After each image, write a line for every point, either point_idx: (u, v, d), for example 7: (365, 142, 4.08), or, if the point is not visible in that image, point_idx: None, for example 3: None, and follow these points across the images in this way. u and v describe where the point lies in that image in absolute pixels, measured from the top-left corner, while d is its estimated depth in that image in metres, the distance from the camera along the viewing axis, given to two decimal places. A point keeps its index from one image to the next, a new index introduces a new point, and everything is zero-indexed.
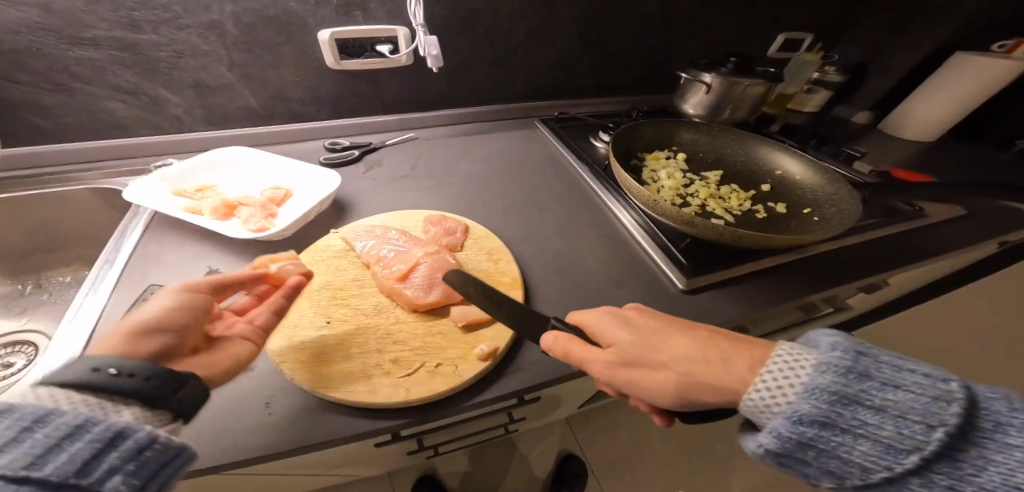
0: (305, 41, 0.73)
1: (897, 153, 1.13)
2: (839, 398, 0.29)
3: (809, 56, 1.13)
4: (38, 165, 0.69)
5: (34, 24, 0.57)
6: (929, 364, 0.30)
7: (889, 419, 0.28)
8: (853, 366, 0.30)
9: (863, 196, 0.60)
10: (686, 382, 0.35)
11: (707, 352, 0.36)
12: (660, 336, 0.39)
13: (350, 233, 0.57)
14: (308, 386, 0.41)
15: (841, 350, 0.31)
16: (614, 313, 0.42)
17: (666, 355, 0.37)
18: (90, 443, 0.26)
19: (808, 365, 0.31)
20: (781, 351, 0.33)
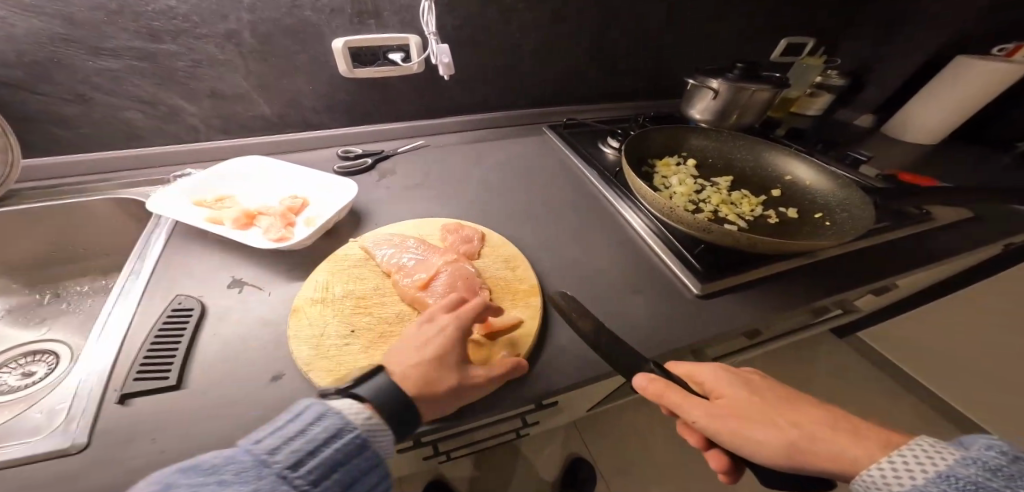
0: (319, 50, 0.73)
1: (900, 155, 1.15)
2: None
3: (812, 60, 1.15)
4: (58, 175, 0.69)
5: (55, 35, 0.57)
6: None
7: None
8: (1005, 466, 0.29)
9: (874, 201, 0.61)
10: (804, 444, 0.34)
11: (834, 423, 0.35)
12: (776, 398, 0.38)
13: (368, 241, 0.58)
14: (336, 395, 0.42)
15: (993, 451, 0.30)
16: (722, 368, 0.42)
17: (786, 417, 0.36)
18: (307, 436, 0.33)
19: (950, 458, 0.30)
20: (921, 440, 0.32)
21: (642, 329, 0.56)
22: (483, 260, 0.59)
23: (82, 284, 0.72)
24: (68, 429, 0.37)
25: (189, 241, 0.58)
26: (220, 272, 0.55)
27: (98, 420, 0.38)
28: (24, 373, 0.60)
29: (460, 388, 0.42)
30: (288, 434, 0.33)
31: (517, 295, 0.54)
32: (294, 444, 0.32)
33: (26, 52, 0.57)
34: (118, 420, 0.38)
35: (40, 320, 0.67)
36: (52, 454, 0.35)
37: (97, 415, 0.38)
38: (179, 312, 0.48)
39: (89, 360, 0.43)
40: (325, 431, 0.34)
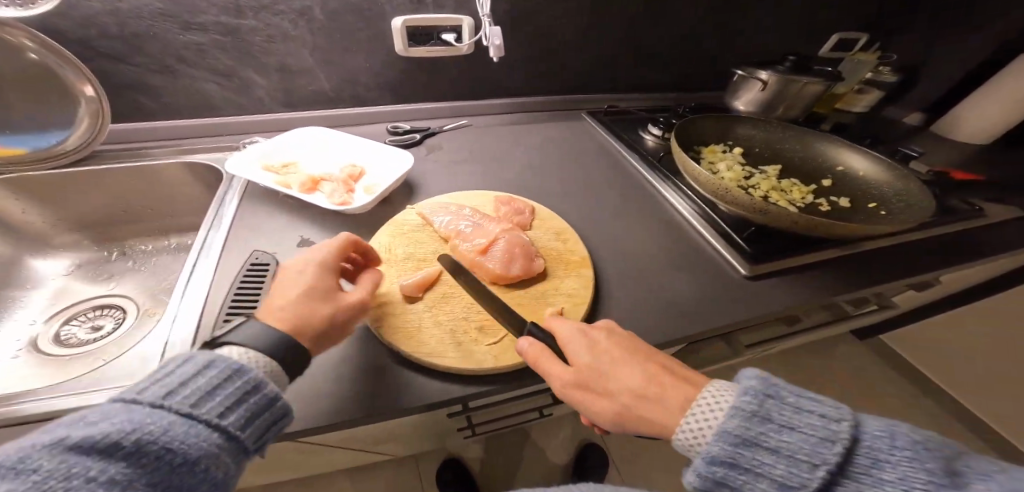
0: (379, 27, 0.77)
1: (950, 155, 1.11)
2: (751, 420, 0.31)
3: (864, 56, 1.11)
4: (138, 139, 0.76)
5: (155, 11, 0.64)
6: (826, 403, 0.31)
7: (793, 438, 0.30)
8: (760, 410, 0.31)
9: (935, 193, 0.61)
10: (632, 409, 0.37)
11: (653, 385, 0.38)
12: (626, 357, 0.40)
13: (426, 208, 0.61)
14: (405, 350, 0.44)
15: (750, 394, 0.32)
16: (585, 332, 0.43)
17: (631, 382, 0.38)
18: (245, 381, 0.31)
19: (732, 395, 0.33)
20: (706, 393, 0.34)
21: (686, 304, 0.57)
22: (535, 231, 0.60)
23: (148, 245, 0.78)
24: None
25: (259, 202, 0.63)
26: (289, 231, 0.59)
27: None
28: (93, 325, 0.65)
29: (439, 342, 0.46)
30: (244, 367, 0.31)
31: (569, 266, 0.56)
32: (243, 377, 0.31)
33: (128, 24, 0.64)
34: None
35: (109, 277, 0.73)
36: None
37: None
38: (256, 266, 0.52)
39: (183, 307, 0.47)
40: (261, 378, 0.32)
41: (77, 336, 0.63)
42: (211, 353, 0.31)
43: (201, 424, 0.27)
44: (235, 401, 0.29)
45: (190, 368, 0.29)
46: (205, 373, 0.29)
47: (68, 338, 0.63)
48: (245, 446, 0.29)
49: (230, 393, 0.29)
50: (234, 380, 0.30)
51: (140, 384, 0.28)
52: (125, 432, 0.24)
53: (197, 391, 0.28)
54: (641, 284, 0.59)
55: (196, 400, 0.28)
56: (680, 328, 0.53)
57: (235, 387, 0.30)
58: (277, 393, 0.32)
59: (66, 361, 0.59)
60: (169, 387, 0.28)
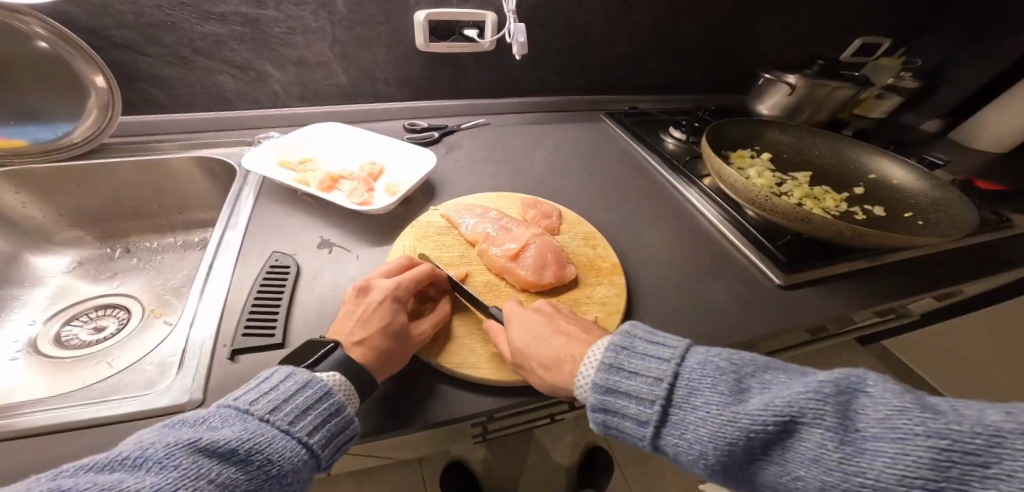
0: (401, 20, 0.75)
1: (971, 162, 1.09)
2: (611, 372, 0.33)
3: (887, 61, 1.11)
4: (149, 132, 0.73)
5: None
6: (672, 347, 0.33)
7: (637, 381, 0.32)
8: (615, 361, 0.34)
9: (976, 202, 0.59)
10: (556, 383, 0.39)
11: (574, 358, 0.39)
12: (551, 334, 0.41)
13: (451, 210, 0.59)
14: (438, 360, 0.43)
15: (610, 349, 0.35)
16: (517, 314, 0.44)
17: (545, 358, 0.39)
18: (329, 406, 0.33)
19: (603, 352, 0.35)
20: (591, 351, 0.37)
21: (722, 313, 0.54)
22: (564, 236, 0.58)
23: (151, 242, 0.75)
24: (184, 384, 0.38)
25: (276, 200, 0.60)
26: (309, 232, 0.56)
27: (210, 375, 0.39)
28: (95, 326, 0.62)
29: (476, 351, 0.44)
30: (329, 391, 0.34)
31: (601, 273, 0.54)
32: (327, 401, 0.33)
33: (145, 14, 0.62)
34: (230, 375, 0.40)
35: (111, 275, 0.70)
36: (169, 410, 0.36)
37: (209, 370, 0.40)
38: (276, 269, 0.50)
39: (200, 311, 0.45)
40: (338, 403, 0.34)
41: (79, 338, 0.60)
42: (306, 372, 0.34)
43: (289, 441, 0.30)
44: (320, 423, 0.32)
45: (290, 385, 0.33)
46: (301, 393, 0.32)
47: (68, 339, 0.60)
48: (320, 463, 0.32)
49: (318, 414, 0.32)
50: (322, 401, 0.33)
51: (250, 396, 0.31)
52: (241, 441, 0.28)
53: (294, 409, 0.31)
54: (673, 292, 0.57)
55: (292, 417, 0.31)
56: (717, 339, 0.51)
57: (323, 409, 0.32)
58: (353, 419, 0.34)
59: (66, 364, 0.56)
60: (274, 402, 0.31)
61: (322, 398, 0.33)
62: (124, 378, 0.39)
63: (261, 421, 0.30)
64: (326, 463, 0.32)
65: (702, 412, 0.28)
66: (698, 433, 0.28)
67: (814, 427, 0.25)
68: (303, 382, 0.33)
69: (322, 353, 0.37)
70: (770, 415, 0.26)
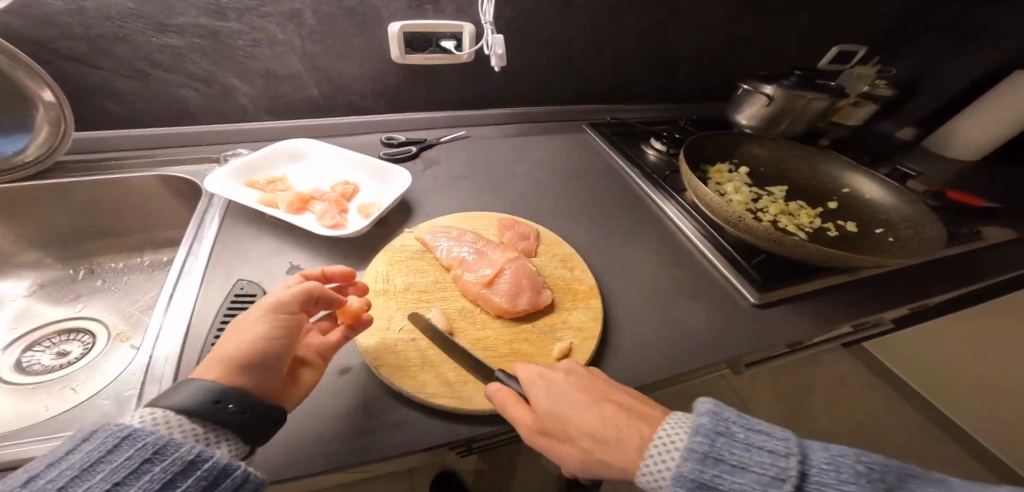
0: (375, 32, 0.73)
1: (943, 170, 1.12)
2: (704, 462, 0.30)
3: (863, 69, 1.12)
4: (109, 148, 0.70)
5: (126, 10, 0.59)
6: (777, 439, 0.30)
7: (748, 479, 0.29)
8: (708, 450, 0.30)
9: (942, 219, 0.61)
10: (593, 457, 0.34)
11: (607, 425, 0.35)
12: (584, 397, 0.37)
13: (425, 233, 0.57)
14: (409, 390, 0.41)
15: (699, 434, 0.31)
16: (545, 374, 0.39)
17: (590, 426, 0.35)
18: (142, 452, 0.25)
19: (685, 432, 0.32)
20: (665, 429, 0.33)
21: (697, 333, 0.55)
22: (541, 258, 0.58)
23: (116, 262, 0.71)
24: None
25: (244, 223, 0.58)
26: (278, 257, 0.55)
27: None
28: (59, 352, 0.58)
29: (446, 377, 0.43)
30: (129, 436, 0.26)
31: (576, 297, 0.53)
32: (132, 450, 0.25)
33: (94, 26, 0.59)
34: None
35: (75, 297, 0.66)
36: None
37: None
38: (242, 297, 0.48)
39: (160, 340, 0.42)
40: (154, 444, 0.26)
41: (39, 363, 0.56)
42: (123, 423, 0.27)
43: None
44: (159, 484, 0.25)
45: (98, 449, 0.25)
46: (119, 453, 0.25)
47: (28, 365, 0.56)
48: None
49: (153, 474, 0.25)
50: (123, 450, 0.25)
51: (32, 472, 0.23)
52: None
53: (111, 477, 0.24)
54: (649, 312, 0.57)
55: (106, 487, 0.23)
56: (691, 361, 0.51)
57: (160, 466, 0.25)
58: (220, 459, 0.27)
59: (24, 390, 0.52)
60: (72, 476, 0.23)
61: (119, 448, 0.25)
62: (79, 413, 0.37)
63: None
64: None
65: None
66: None
67: None
68: (82, 440, 0.25)
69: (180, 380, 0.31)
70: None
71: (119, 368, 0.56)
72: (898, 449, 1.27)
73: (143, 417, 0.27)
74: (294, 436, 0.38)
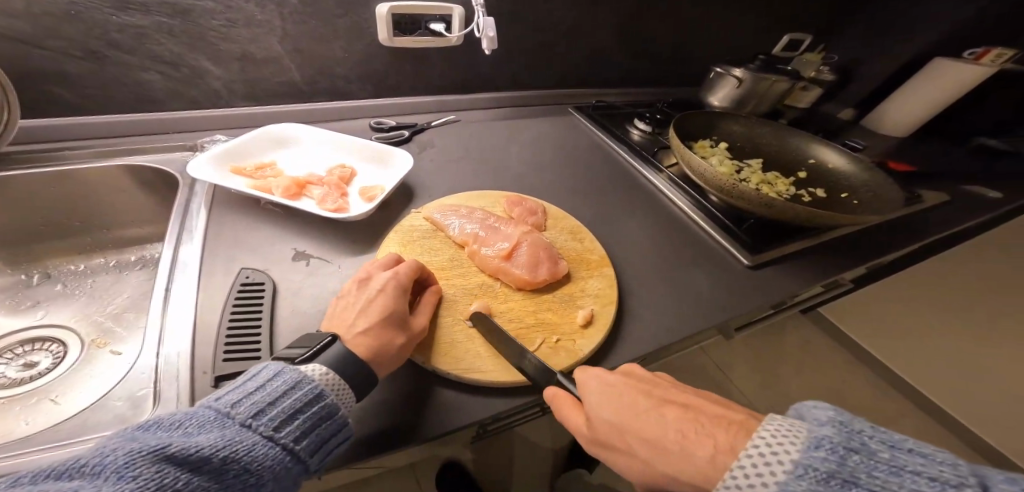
0: (362, 14, 0.70)
1: (881, 146, 1.26)
2: (827, 484, 0.23)
3: (811, 55, 1.23)
4: (60, 139, 0.63)
5: None
6: (938, 467, 0.23)
7: None
8: (835, 470, 0.23)
9: (896, 181, 0.68)
10: (651, 470, 0.31)
11: (675, 435, 0.31)
12: (646, 403, 0.34)
13: (434, 212, 0.57)
14: (443, 367, 0.41)
15: (822, 450, 0.24)
16: (602, 377, 0.38)
17: (647, 430, 0.32)
18: (283, 384, 0.30)
19: (796, 445, 0.25)
20: (773, 435, 0.26)
21: (699, 297, 0.58)
22: (551, 232, 0.59)
23: (77, 263, 0.64)
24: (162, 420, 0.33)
25: (235, 210, 0.55)
26: (278, 244, 0.52)
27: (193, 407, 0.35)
28: (25, 363, 0.52)
29: (479, 353, 0.43)
30: (269, 377, 0.31)
31: (590, 266, 0.55)
32: (273, 385, 0.30)
33: (41, 1, 0.52)
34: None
35: (32, 303, 0.59)
36: None
37: (191, 401, 0.35)
38: (249, 287, 0.45)
39: (167, 337, 0.39)
40: (285, 383, 0.30)
41: (3, 378, 0.50)
42: (299, 370, 0.32)
43: (227, 441, 0.25)
44: (309, 428, 0.30)
45: (281, 385, 0.30)
46: (263, 386, 0.30)
47: None
48: (297, 452, 0.29)
49: (285, 408, 0.29)
50: (272, 382, 0.30)
51: (234, 396, 0.29)
52: (215, 448, 0.25)
53: (281, 413, 0.29)
54: (654, 281, 0.59)
55: (279, 419, 0.29)
56: (697, 325, 0.54)
57: (315, 413, 0.30)
58: (349, 420, 0.32)
59: None
60: (258, 405, 0.29)
61: (268, 382, 0.30)
62: (88, 418, 0.34)
63: (164, 445, 0.23)
64: (303, 451, 0.29)
65: None
66: None
67: None
68: (251, 372, 0.31)
69: (320, 345, 0.35)
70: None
71: (102, 376, 0.51)
72: (854, 399, 1.41)
73: (280, 365, 0.32)
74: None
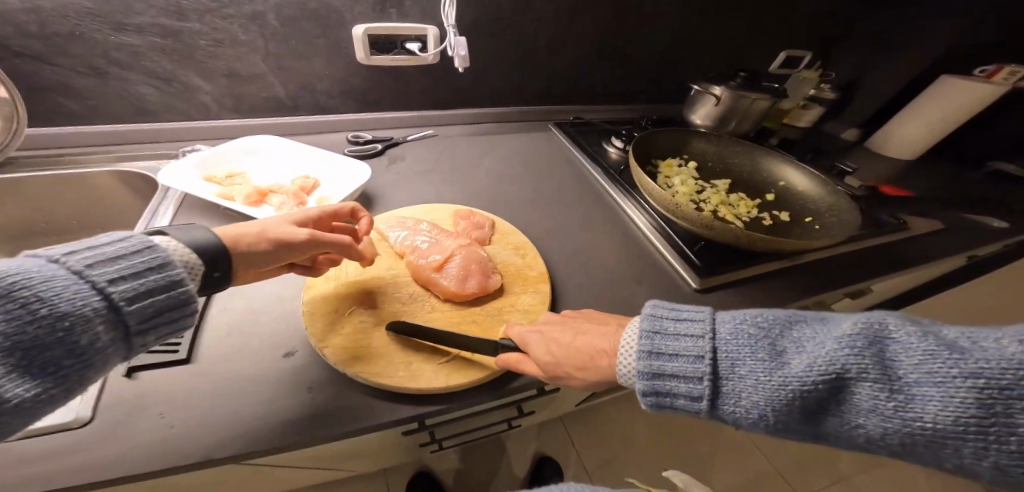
0: (340, 35, 0.75)
1: (882, 169, 1.21)
2: (651, 355, 0.37)
3: (806, 73, 1.21)
4: (64, 145, 0.70)
5: (83, 9, 0.59)
6: (697, 325, 0.37)
7: (683, 359, 0.36)
8: (652, 347, 0.37)
9: (861, 207, 0.66)
10: (596, 382, 0.42)
11: (599, 355, 0.42)
12: (572, 335, 0.44)
13: (382, 223, 0.59)
14: (354, 371, 0.42)
15: (644, 335, 0.38)
16: (535, 329, 0.45)
17: (584, 361, 0.42)
18: (130, 246, 0.30)
19: (634, 339, 0.39)
20: (624, 342, 0.40)
21: (640, 317, 0.58)
22: (494, 246, 0.60)
23: None
24: (71, 403, 0.36)
25: (198, 215, 0.59)
26: None
27: (102, 394, 0.37)
28: None
29: (395, 358, 0.44)
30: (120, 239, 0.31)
31: (525, 282, 0.56)
32: (119, 245, 0.30)
33: (50, 24, 0.59)
34: (127, 392, 0.38)
35: None
36: (54, 428, 0.34)
37: (101, 388, 0.38)
38: None
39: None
40: (135, 246, 0.31)
41: None
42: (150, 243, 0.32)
43: (41, 280, 0.25)
44: (146, 291, 0.30)
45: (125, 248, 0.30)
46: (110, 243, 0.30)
47: None
48: (124, 311, 0.28)
49: (130, 263, 0.30)
50: (116, 242, 0.30)
51: (77, 248, 0.29)
52: (23, 284, 0.25)
53: (119, 269, 0.29)
54: (595, 300, 0.59)
55: (112, 276, 0.28)
56: None
57: (157, 277, 0.30)
58: (192, 296, 0.32)
59: None
60: (99, 256, 0.28)
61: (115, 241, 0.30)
62: None
63: None
64: (131, 313, 0.29)
65: (740, 381, 0.33)
66: (750, 398, 0.33)
67: (851, 379, 0.29)
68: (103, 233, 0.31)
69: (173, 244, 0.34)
70: (818, 375, 0.30)
71: None
72: None
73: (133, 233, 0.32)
74: (227, 419, 0.38)
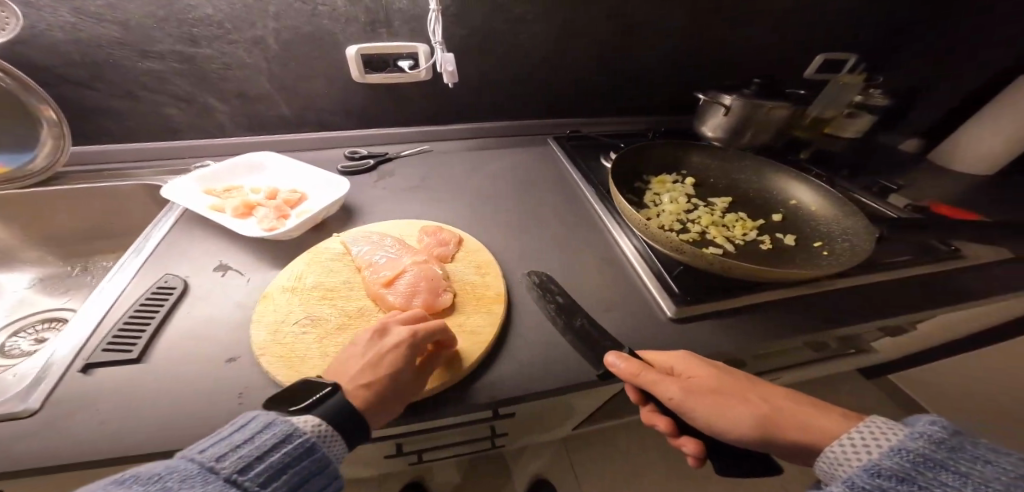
0: (335, 56, 0.80)
1: (945, 186, 1.04)
2: (940, 445, 0.29)
3: (850, 78, 1.02)
4: (106, 160, 0.81)
5: (115, 40, 0.68)
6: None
7: (994, 472, 0.27)
8: (947, 438, 0.30)
9: (880, 233, 0.57)
10: (764, 418, 0.40)
11: (812, 404, 0.42)
12: (750, 381, 0.44)
13: (349, 237, 0.61)
14: (283, 380, 0.43)
15: (938, 425, 0.31)
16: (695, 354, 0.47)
17: (780, 400, 0.42)
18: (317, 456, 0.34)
19: (900, 429, 0.32)
20: (878, 421, 0.34)
21: None
22: (455, 264, 0.60)
23: (108, 260, 0.81)
24: (32, 392, 0.40)
25: (195, 225, 0.65)
26: (211, 256, 0.59)
27: (57, 388, 0.41)
28: (38, 338, 0.68)
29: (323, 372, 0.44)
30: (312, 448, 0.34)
31: (478, 302, 0.55)
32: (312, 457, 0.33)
33: (89, 53, 0.69)
34: (78, 388, 0.41)
35: (65, 290, 0.76)
36: (7, 414, 0.38)
37: (56, 384, 0.41)
38: (161, 290, 0.52)
39: (76, 320, 0.48)
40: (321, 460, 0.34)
41: (20, 348, 0.67)
42: (290, 421, 0.34)
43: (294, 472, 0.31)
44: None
45: (269, 443, 0.31)
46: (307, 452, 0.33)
47: (10, 350, 0.66)
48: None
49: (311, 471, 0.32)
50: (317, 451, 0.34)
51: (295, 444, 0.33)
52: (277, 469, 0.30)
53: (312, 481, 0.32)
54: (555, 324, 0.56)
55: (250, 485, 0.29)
56: (590, 368, 0.50)
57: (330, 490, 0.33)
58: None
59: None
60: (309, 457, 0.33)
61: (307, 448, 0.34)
62: None
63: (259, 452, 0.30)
64: None
65: None
66: None
67: None
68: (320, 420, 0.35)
69: (320, 396, 0.37)
70: None
71: None
72: None
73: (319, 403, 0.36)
74: (158, 415, 0.40)
